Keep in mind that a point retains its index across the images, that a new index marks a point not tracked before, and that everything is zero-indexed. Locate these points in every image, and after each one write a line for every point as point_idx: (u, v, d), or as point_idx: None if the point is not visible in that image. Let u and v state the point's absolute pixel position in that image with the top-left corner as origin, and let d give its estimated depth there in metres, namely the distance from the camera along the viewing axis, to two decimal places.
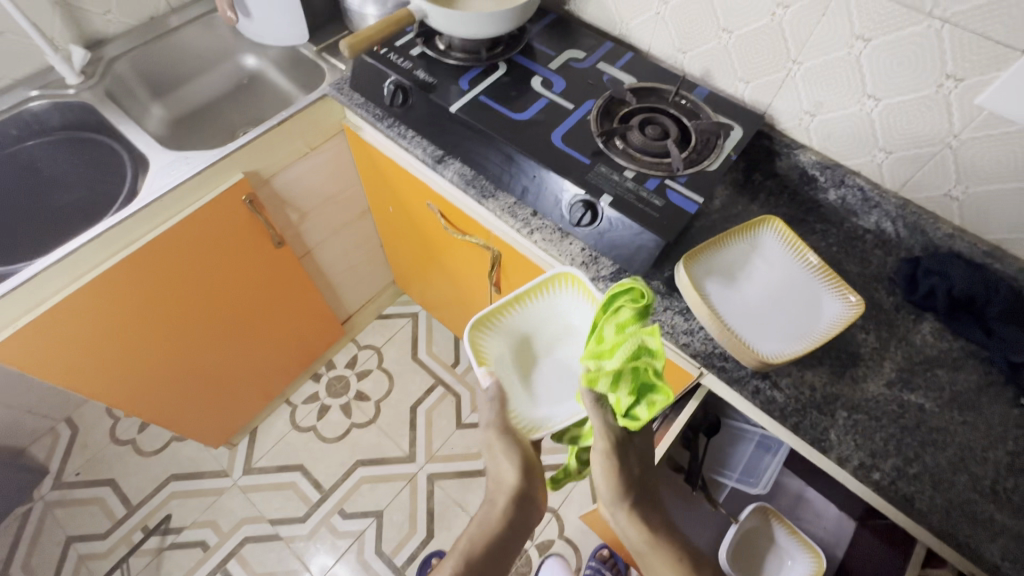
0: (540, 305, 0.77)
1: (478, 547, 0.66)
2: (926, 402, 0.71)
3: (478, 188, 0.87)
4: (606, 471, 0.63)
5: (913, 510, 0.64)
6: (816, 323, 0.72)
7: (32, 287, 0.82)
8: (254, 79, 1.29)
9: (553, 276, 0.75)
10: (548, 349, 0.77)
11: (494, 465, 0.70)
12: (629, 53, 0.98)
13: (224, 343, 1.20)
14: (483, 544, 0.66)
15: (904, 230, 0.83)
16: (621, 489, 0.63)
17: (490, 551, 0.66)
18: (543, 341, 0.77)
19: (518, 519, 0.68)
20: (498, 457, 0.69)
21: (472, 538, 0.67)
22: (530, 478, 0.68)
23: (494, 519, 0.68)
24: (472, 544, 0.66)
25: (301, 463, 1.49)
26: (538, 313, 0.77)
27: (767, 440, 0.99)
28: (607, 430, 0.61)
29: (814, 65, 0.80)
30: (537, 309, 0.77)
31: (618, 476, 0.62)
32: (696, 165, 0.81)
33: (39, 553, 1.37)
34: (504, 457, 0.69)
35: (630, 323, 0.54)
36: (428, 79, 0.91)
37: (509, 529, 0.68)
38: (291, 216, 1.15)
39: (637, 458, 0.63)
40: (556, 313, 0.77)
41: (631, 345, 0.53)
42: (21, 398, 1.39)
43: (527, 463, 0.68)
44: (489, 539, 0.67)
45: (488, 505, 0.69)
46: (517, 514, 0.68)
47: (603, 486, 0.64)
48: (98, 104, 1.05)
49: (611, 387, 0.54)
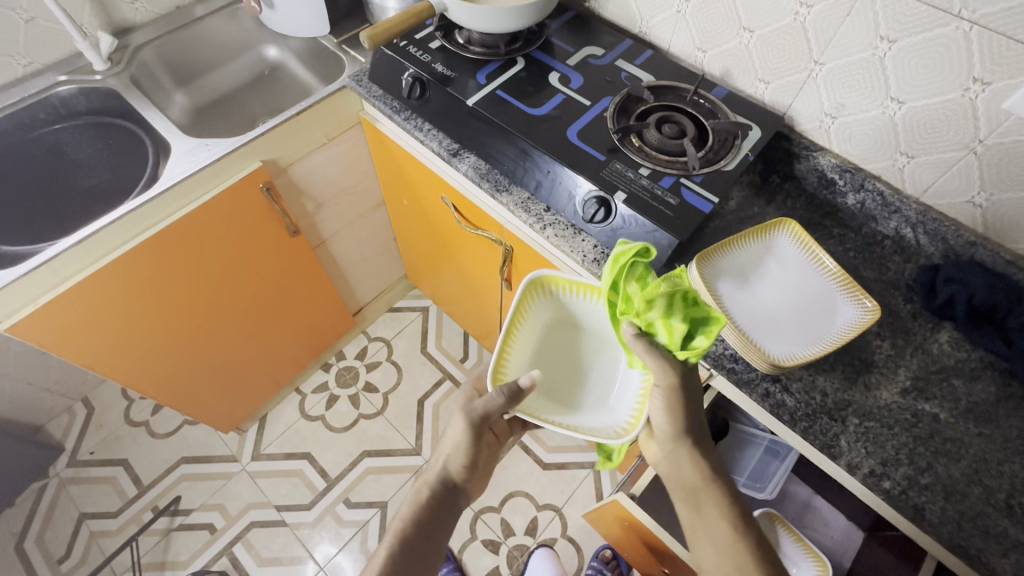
0: (527, 329, 0.73)
1: (410, 526, 0.68)
2: (941, 412, 0.70)
3: (492, 182, 0.85)
4: (669, 410, 0.61)
5: (924, 521, 0.63)
6: (830, 328, 0.71)
7: (55, 266, 0.84)
8: (275, 70, 1.30)
9: (524, 294, 0.72)
10: (559, 360, 0.74)
11: (440, 451, 0.72)
12: (648, 51, 0.97)
13: (237, 329, 1.22)
14: (415, 525, 0.68)
15: (924, 237, 0.81)
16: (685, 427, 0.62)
17: (421, 531, 0.68)
18: (554, 356, 0.74)
19: (449, 505, 0.71)
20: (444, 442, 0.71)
21: (404, 518, 0.69)
22: (468, 473, 0.71)
23: (426, 500, 0.70)
24: (405, 525, 0.68)
25: (308, 452, 1.51)
26: (529, 337, 0.73)
27: (775, 445, 0.98)
28: (663, 376, 0.59)
29: (837, 66, 0.79)
30: (527, 335, 0.73)
31: (681, 414, 0.61)
32: (712, 164, 0.80)
33: (52, 528, 1.41)
34: (454, 446, 0.70)
35: (649, 275, 0.59)
36: (446, 72, 0.92)
37: (438, 514, 0.70)
38: (306, 206, 1.16)
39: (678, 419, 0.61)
40: (539, 325, 0.74)
41: (670, 284, 0.57)
42: (40, 376, 1.43)
43: (472, 458, 0.70)
44: (419, 518, 0.69)
45: (420, 484, 0.71)
46: (446, 498, 0.71)
47: (665, 427, 0.63)
48: (123, 90, 1.07)
49: (673, 323, 0.56)
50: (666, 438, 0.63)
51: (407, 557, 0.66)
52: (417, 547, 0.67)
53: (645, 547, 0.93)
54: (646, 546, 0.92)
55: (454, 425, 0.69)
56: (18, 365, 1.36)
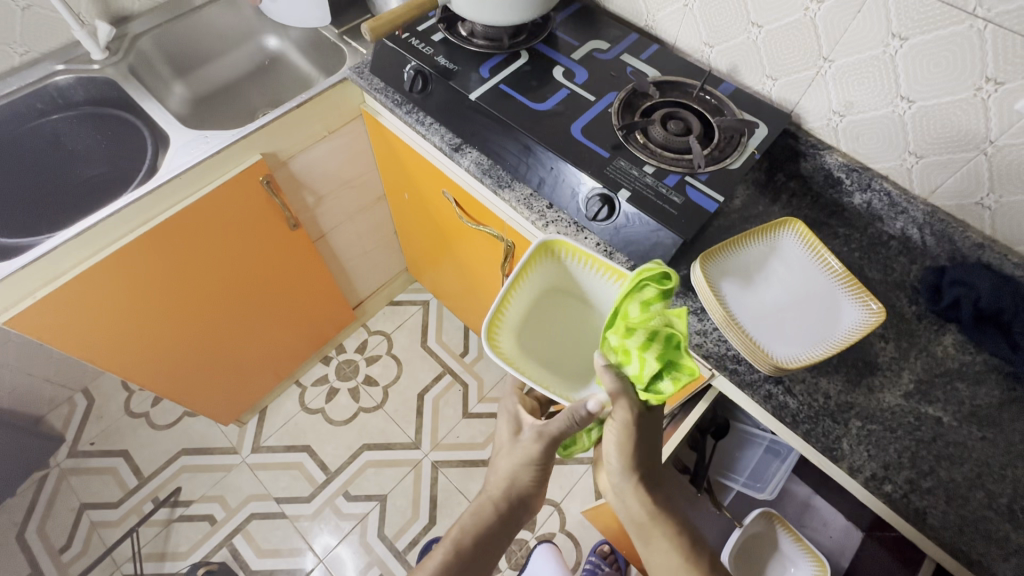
0: (536, 369, 0.71)
1: (469, 536, 0.68)
2: (944, 416, 0.69)
3: (495, 177, 0.85)
4: (621, 445, 0.60)
5: (925, 525, 0.62)
6: (834, 329, 0.71)
7: (53, 258, 0.84)
8: (275, 60, 1.29)
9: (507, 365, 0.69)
10: (553, 333, 0.75)
11: (504, 464, 0.71)
12: (654, 45, 0.95)
13: (237, 321, 1.21)
14: (474, 539, 0.68)
15: (930, 237, 0.80)
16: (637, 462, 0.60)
17: (478, 541, 0.68)
18: (557, 347, 0.74)
19: (510, 522, 0.70)
20: (506, 455, 0.70)
21: (465, 526, 0.69)
22: (532, 491, 0.70)
23: (487, 515, 0.69)
24: (466, 532, 0.68)
25: (308, 444, 1.51)
26: (541, 368, 0.71)
27: (776, 446, 0.97)
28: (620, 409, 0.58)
29: (847, 63, 0.77)
30: (542, 371, 0.71)
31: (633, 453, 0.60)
32: (718, 162, 0.79)
33: (53, 518, 1.42)
34: (517, 461, 0.69)
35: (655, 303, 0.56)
36: (448, 65, 0.91)
37: (499, 528, 0.69)
38: (307, 199, 1.15)
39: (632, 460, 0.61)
40: (526, 354, 0.72)
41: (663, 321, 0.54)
42: (40, 367, 1.43)
43: (537, 478, 0.69)
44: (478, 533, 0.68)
45: (484, 496, 0.70)
46: (508, 516, 0.69)
47: (616, 462, 0.62)
48: (121, 80, 1.06)
49: (647, 357, 0.53)
50: (615, 473, 0.62)
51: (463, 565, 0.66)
52: (473, 558, 0.67)
53: None
54: None
55: (523, 441, 0.69)
56: (18, 356, 1.36)
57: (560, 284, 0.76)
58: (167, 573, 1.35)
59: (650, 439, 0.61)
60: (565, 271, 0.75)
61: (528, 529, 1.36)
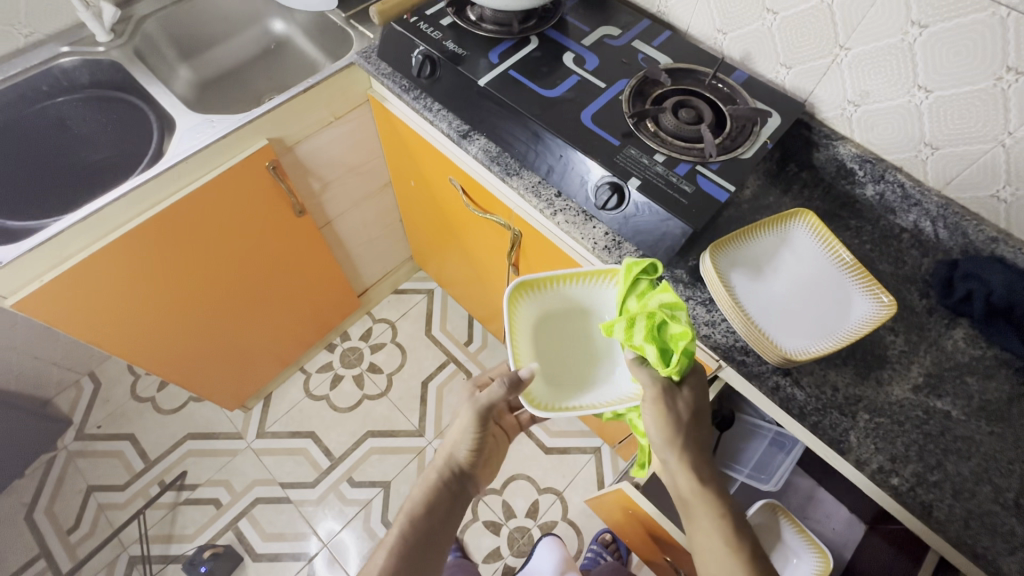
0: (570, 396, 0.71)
1: (422, 510, 0.72)
2: (953, 410, 0.69)
3: (503, 165, 0.84)
4: (656, 418, 0.63)
5: (931, 519, 0.62)
6: (843, 322, 0.70)
7: (61, 242, 0.83)
8: (281, 44, 1.28)
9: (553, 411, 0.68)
10: (571, 361, 0.75)
11: (447, 440, 0.76)
12: (666, 32, 0.94)
13: (242, 307, 1.21)
14: (426, 510, 0.72)
15: (944, 231, 0.79)
16: (674, 434, 0.63)
17: (431, 512, 0.72)
18: (570, 367, 0.74)
19: (456, 492, 0.75)
20: (452, 433, 0.76)
21: (416, 501, 0.73)
22: (473, 461, 0.76)
23: (436, 487, 0.73)
24: (416, 505, 0.72)
25: (313, 431, 1.52)
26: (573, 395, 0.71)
27: (781, 438, 0.97)
28: (650, 384, 0.63)
29: (863, 51, 0.76)
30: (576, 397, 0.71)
31: (668, 425, 0.62)
32: (729, 152, 0.78)
33: (61, 499, 1.43)
34: (460, 433, 0.75)
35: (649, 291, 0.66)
36: (457, 50, 0.89)
37: (449, 499, 0.73)
38: (313, 185, 1.14)
39: (669, 428, 0.63)
40: (552, 387, 0.72)
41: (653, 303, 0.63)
42: (47, 350, 1.44)
43: (477, 449, 0.75)
44: (428, 505, 0.72)
45: (430, 472, 0.75)
46: (454, 485, 0.75)
47: (656, 439, 0.64)
48: (127, 62, 1.05)
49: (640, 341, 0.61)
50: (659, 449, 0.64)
51: (419, 537, 0.70)
52: (426, 531, 0.71)
53: (645, 533, 0.93)
54: (646, 532, 0.92)
55: (466, 413, 0.74)
56: (25, 339, 1.36)
57: (559, 315, 0.76)
58: (173, 554, 1.37)
59: (680, 413, 0.63)
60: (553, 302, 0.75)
61: (531, 517, 1.37)
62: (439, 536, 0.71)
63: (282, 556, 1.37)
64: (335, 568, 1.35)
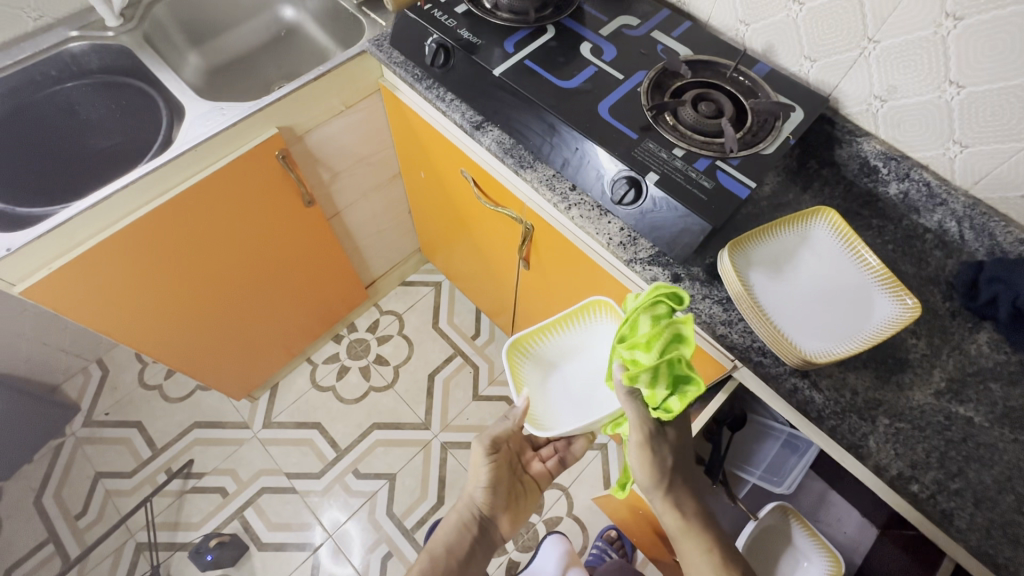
0: (572, 417, 0.75)
1: (442, 548, 0.78)
2: (976, 416, 0.67)
3: (517, 157, 0.82)
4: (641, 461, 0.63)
5: (951, 527, 0.61)
6: (865, 324, 0.68)
7: (69, 229, 0.83)
8: (292, 31, 1.26)
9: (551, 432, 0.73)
10: (581, 389, 0.78)
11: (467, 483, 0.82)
12: (686, 22, 0.91)
13: (250, 297, 1.21)
14: (446, 543, 0.78)
15: (969, 232, 0.77)
16: (657, 479, 0.63)
17: (453, 549, 0.77)
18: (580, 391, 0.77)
19: (478, 536, 0.80)
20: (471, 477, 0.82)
21: (440, 540, 0.78)
22: (492, 502, 0.81)
23: (459, 528, 0.79)
24: (441, 544, 0.78)
25: (319, 422, 1.52)
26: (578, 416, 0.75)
27: (795, 440, 0.96)
28: (638, 427, 0.61)
29: (892, 45, 0.73)
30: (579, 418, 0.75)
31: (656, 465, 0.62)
32: (750, 147, 0.76)
33: (70, 485, 1.44)
34: (477, 473, 0.81)
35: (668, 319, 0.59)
36: (472, 39, 0.88)
37: (469, 538, 0.79)
38: (322, 175, 1.13)
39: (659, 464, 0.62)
40: (557, 409, 0.76)
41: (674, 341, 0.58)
42: (56, 337, 1.44)
43: (495, 490, 0.81)
44: (448, 540, 0.78)
45: (453, 515, 0.80)
46: (474, 526, 0.80)
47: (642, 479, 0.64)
48: (136, 48, 1.04)
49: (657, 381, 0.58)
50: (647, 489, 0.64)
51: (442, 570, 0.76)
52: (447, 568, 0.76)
53: (653, 532, 0.92)
54: (654, 531, 0.91)
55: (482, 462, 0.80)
56: (34, 325, 1.37)
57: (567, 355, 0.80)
58: (180, 542, 1.38)
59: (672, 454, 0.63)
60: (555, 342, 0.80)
61: (536, 512, 1.37)
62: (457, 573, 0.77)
63: (287, 546, 1.37)
64: (340, 559, 1.36)
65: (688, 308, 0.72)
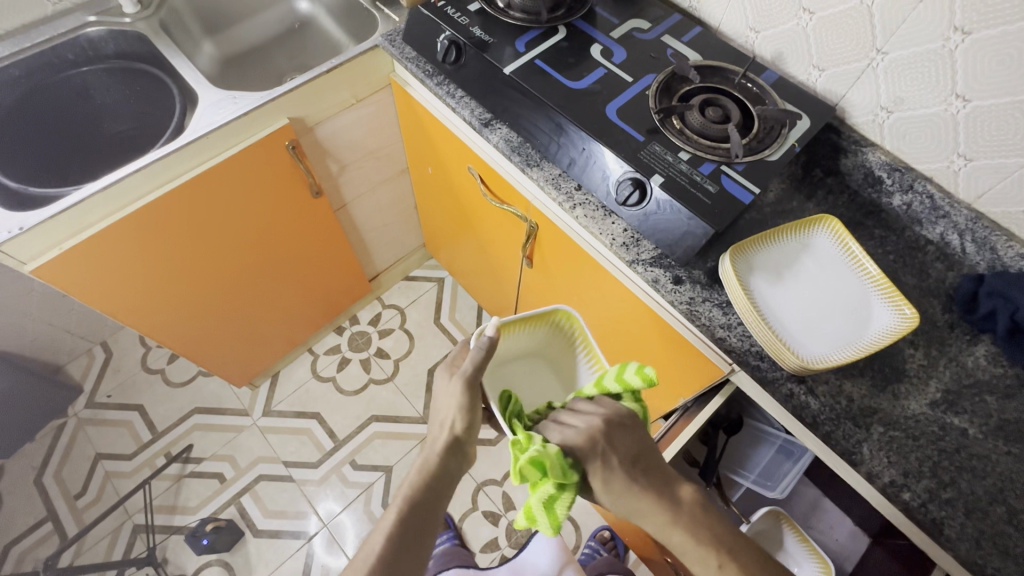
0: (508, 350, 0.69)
1: (411, 499, 0.60)
2: (970, 427, 0.67)
3: (524, 156, 0.83)
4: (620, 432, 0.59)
5: (941, 536, 0.62)
6: (863, 332, 0.69)
7: (81, 210, 0.84)
8: (306, 24, 1.27)
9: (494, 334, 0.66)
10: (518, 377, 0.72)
11: (441, 410, 0.63)
12: (697, 28, 0.92)
13: (254, 285, 1.22)
14: (421, 492, 0.61)
15: (971, 245, 0.77)
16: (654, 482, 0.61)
17: (426, 499, 0.61)
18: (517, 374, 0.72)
19: (451, 471, 0.63)
20: (440, 402, 0.63)
21: (412, 484, 0.61)
22: (473, 431, 0.62)
23: (432, 469, 0.62)
24: (413, 491, 0.61)
25: (318, 412, 1.53)
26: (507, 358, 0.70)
27: (790, 446, 0.95)
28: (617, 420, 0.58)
29: (901, 56, 0.74)
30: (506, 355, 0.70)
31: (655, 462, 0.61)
32: (756, 153, 0.77)
33: (70, 465, 1.46)
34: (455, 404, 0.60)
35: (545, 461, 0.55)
36: (484, 37, 0.88)
37: (445, 479, 0.62)
38: (330, 167, 1.14)
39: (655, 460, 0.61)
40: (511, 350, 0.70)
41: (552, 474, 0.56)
42: (61, 318, 1.45)
43: (478, 436, 0.59)
44: (422, 485, 0.61)
45: (426, 451, 0.63)
46: (450, 465, 0.62)
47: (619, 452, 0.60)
48: (152, 35, 1.05)
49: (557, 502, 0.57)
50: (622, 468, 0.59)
51: (412, 527, 0.60)
52: (416, 526, 0.60)
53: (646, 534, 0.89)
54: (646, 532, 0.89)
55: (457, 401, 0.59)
56: (41, 305, 1.38)
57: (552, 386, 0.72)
58: (177, 526, 1.39)
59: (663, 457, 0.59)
60: (579, 361, 0.72)
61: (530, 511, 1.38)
62: (428, 529, 0.60)
63: (282, 533, 1.38)
64: (333, 549, 1.37)
65: (687, 310, 0.72)
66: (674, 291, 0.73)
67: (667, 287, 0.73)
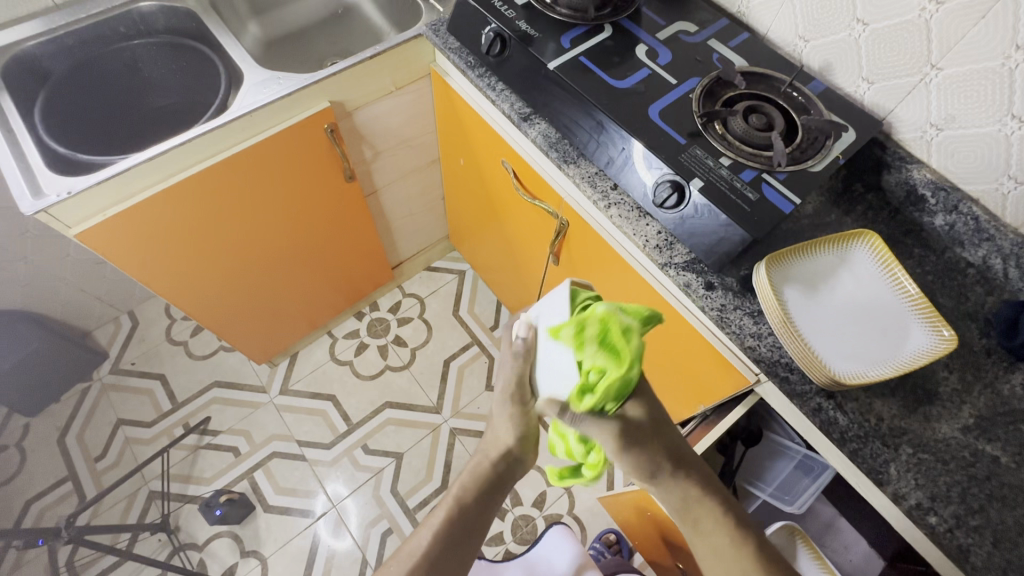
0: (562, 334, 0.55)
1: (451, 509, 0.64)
2: (1002, 455, 0.66)
3: (561, 152, 0.83)
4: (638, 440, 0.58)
5: (967, 563, 0.60)
6: (897, 351, 0.68)
7: (125, 179, 0.86)
8: (349, 10, 1.29)
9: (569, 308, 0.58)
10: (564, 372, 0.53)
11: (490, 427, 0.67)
12: (744, 34, 0.91)
13: (282, 265, 1.24)
14: (474, 496, 0.64)
15: (1014, 271, 0.75)
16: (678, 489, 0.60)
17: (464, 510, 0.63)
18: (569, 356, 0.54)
19: (500, 485, 0.66)
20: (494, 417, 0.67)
21: (464, 486, 0.65)
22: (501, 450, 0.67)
23: (480, 475, 0.65)
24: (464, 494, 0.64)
25: (334, 394, 1.55)
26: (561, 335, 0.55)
27: (809, 463, 0.92)
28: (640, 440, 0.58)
29: (956, 73, 0.73)
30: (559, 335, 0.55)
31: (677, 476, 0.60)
32: (798, 163, 0.76)
33: (92, 429, 1.50)
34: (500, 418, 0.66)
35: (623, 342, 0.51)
36: (528, 31, 0.89)
37: (489, 495, 0.64)
38: (365, 153, 1.15)
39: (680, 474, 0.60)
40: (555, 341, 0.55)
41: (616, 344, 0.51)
42: (93, 283, 1.49)
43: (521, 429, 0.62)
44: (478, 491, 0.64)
45: (479, 458, 0.66)
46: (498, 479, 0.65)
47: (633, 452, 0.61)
48: (202, 13, 1.07)
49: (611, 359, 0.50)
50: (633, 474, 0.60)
51: (454, 537, 0.61)
52: (462, 531, 0.62)
53: (656, 534, 0.90)
54: (655, 532, 0.89)
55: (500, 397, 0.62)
56: (75, 270, 1.42)
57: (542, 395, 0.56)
58: (191, 495, 1.42)
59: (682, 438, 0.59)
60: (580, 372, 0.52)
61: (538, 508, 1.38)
62: (471, 546, 0.62)
63: (292, 510, 1.40)
64: (340, 531, 1.38)
65: (718, 317, 0.72)
66: (706, 297, 0.73)
67: (699, 292, 0.73)
